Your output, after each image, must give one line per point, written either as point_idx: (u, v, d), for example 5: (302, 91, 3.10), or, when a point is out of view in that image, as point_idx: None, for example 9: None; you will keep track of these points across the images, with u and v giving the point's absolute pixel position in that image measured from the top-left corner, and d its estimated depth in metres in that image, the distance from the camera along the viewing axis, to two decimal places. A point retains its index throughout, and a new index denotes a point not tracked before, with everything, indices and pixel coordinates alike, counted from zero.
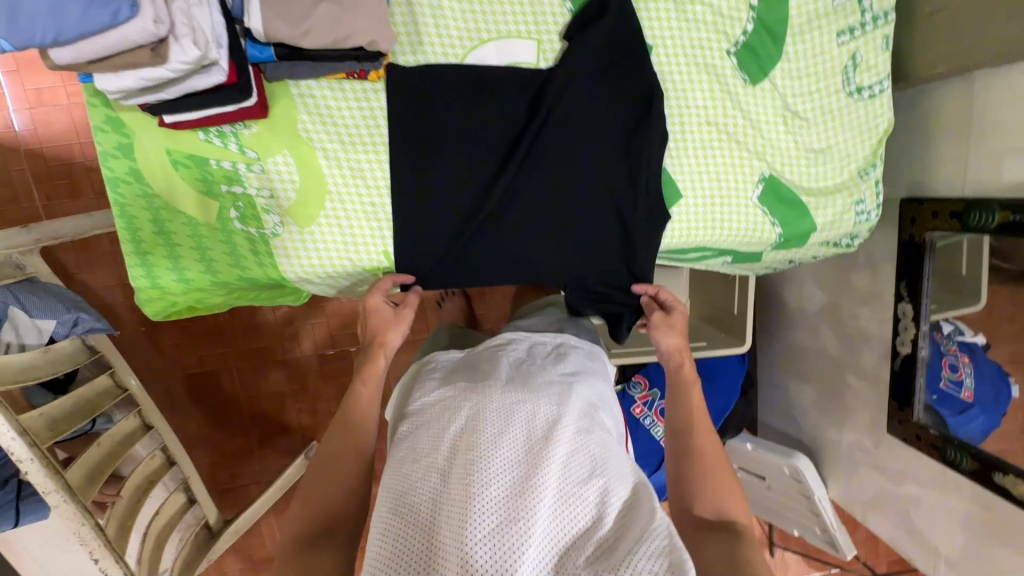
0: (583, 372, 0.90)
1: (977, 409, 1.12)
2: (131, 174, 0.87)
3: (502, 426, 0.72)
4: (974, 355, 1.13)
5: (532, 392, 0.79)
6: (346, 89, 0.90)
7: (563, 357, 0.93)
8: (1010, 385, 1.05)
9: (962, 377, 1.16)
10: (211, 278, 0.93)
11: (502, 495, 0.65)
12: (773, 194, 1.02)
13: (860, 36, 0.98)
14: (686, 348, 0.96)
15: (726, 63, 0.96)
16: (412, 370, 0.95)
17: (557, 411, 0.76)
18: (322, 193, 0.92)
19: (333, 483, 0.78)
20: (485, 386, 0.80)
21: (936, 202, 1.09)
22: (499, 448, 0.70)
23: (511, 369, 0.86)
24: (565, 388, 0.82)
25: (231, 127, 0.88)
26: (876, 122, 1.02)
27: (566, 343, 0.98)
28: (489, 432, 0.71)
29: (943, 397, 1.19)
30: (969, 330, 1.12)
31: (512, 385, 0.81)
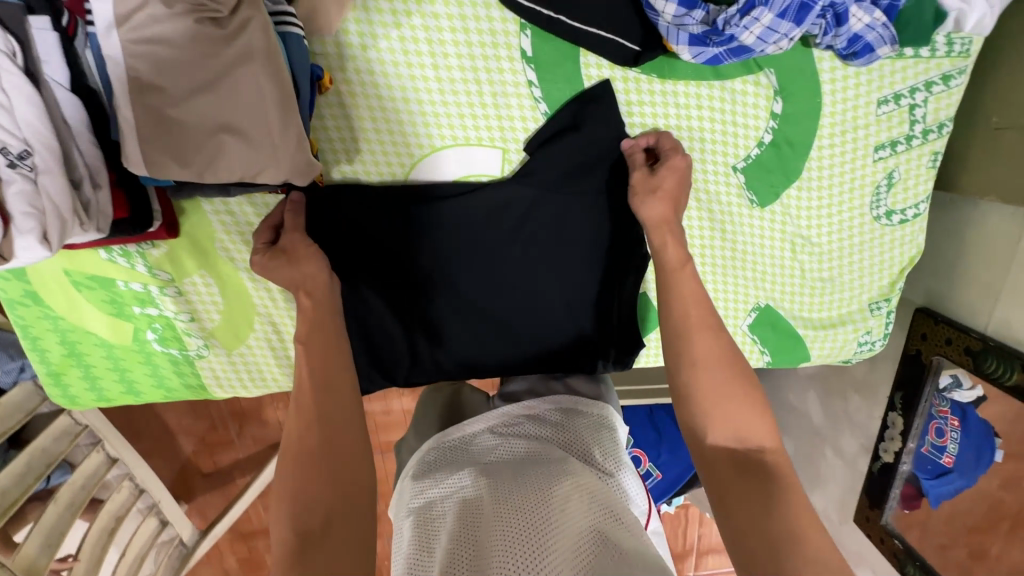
0: (600, 445, 0.72)
1: (956, 474, 1.06)
2: (27, 296, 0.76)
3: (511, 507, 0.59)
4: (964, 419, 1.02)
5: (541, 466, 0.65)
6: (270, 204, 0.76)
7: (567, 424, 0.75)
8: (994, 451, 0.98)
9: (945, 442, 1.06)
10: (133, 395, 0.85)
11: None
12: (766, 324, 0.90)
13: (902, 151, 0.80)
14: (672, 221, 0.72)
15: (731, 180, 0.80)
16: (406, 461, 0.77)
17: (570, 499, 0.60)
18: (250, 315, 0.82)
19: (315, 468, 0.60)
20: (490, 476, 0.65)
21: (953, 328, 0.96)
22: (512, 532, 0.56)
23: (517, 445, 0.71)
24: (581, 469, 0.66)
25: (136, 246, 0.75)
26: (903, 249, 0.86)
27: (573, 405, 0.79)
28: (497, 516, 0.59)
29: (921, 459, 1.11)
30: (967, 381, 0.98)
31: (519, 469, 0.65)
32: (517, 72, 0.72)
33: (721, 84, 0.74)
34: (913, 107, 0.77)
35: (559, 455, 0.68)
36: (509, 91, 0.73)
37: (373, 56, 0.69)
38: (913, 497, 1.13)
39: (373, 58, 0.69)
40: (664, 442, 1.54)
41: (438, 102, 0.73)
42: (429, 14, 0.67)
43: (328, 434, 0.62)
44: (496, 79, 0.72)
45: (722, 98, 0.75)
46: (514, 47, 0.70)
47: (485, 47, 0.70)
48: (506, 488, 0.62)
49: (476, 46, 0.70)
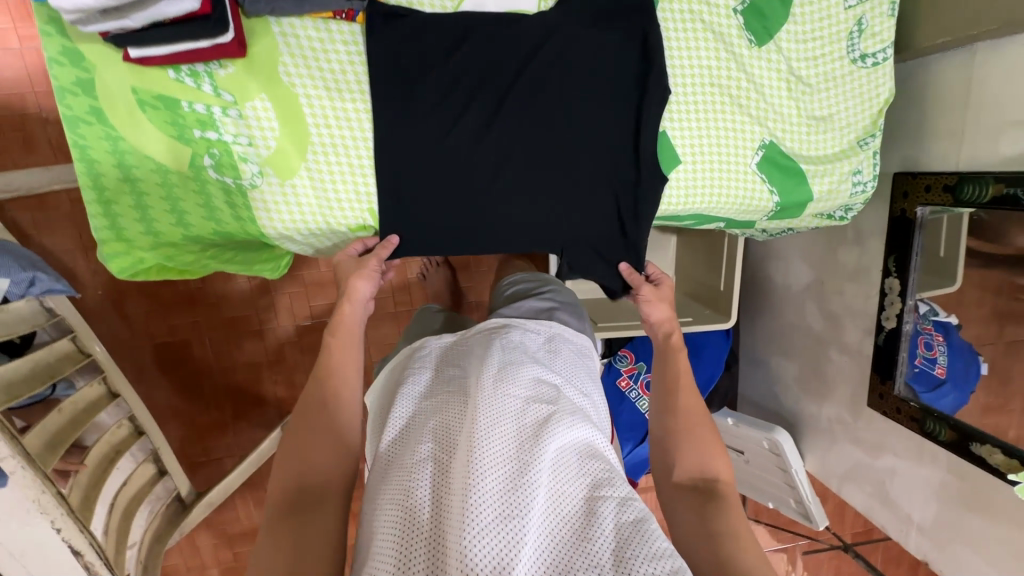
0: (577, 371, 0.88)
1: (947, 386, 1.15)
2: (92, 113, 0.79)
3: (490, 421, 0.70)
4: (947, 335, 1.16)
5: (519, 388, 0.76)
6: (332, 30, 0.84)
7: (551, 350, 0.89)
8: (979, 364, 1.09)
9: (936, 355, 1.18)
10: (183, 228, 0.87)
11: (489, 493, 0.63)
12: (771, 162, 1.00)
13: (867, 0, 0.96)
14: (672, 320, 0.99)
15: (732, 22, 0.93)
16: (405, 355, 0.90)
17: (548, 413, 0.73)
18: (305, 143, 0.86)
19: (312, 434, 0.77)
20: (469, 382, 0.77)
21: (929, 175, 1.09)
22: (490, 441, 0.67)
23: (496, 358, 0.81)
24: (556, 392, 0.78)
25: (204, 66, 0.81)
26: (878, 91, 1.00)
27: (559, 334, 0.93)
28: (475, 426, 0.69)
29: (917, 374, 1.21)
30: (943, 310, 1.15)
31: (497, 384, 0.76)
32: None
33: None
34: None
35: (536, 374, 0.80)
36: None
37: None
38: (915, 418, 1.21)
39: None
40: None
41: None
42: None
43: (326, 414, 0.79)
44: None
45: None
46: None
47: None
48: (475, 404, 0.72)
49: None
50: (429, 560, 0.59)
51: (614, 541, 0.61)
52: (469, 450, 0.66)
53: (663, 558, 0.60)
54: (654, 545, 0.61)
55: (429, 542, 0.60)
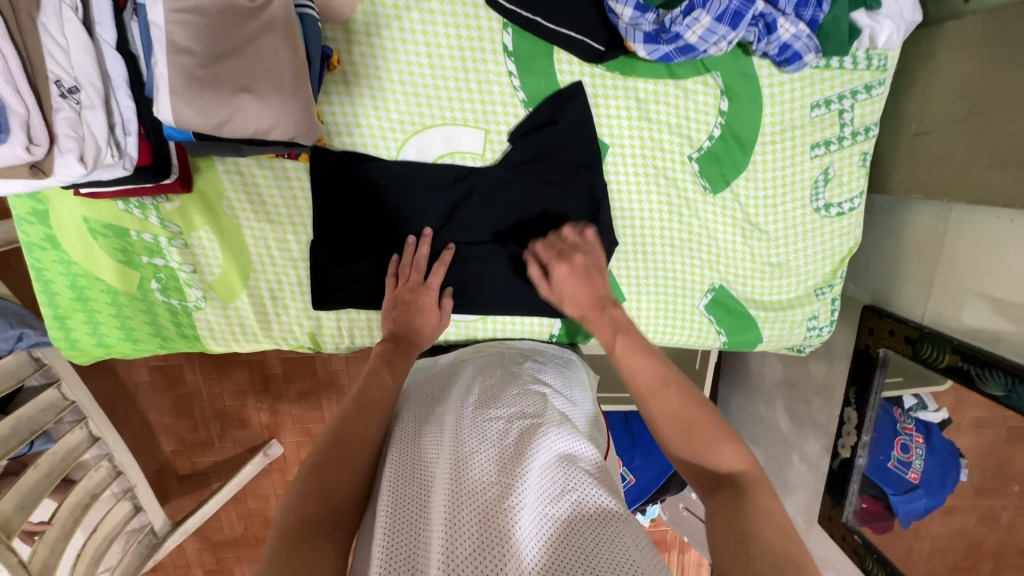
0: (568, 387, 0.85)
1: (921, 491, 1.08)
2: (47, 240, 0.84)
3: (473, 441, 0.66)
4: (929, 436, 1.05)
5: (502, 409, 0.72)
6: (276, 167, 0.85)
7: (537, 371, 0.85)
8: (959, 470, 1.00)
9: (912, 458, 1.09)
10: (131, 343, 0.90)
11: (474, 490, 0.59)
12: (720, 305, 0.98)
13: (836, 150, 0.91)
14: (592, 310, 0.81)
15: (686, 168, 0.91)
16: None
17: (537, 417, 0.71)
18: (247, 270, 0.89)
19: (339, 469, 0.64)
20: (453, 397, 0.76)
21: (894, 319, 1.04)
22: (472, 461, 0.63)
23: (482, 385, 0.79)
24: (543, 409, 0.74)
25: (152, 199, 0.84)
26: (842, 240, 0.96)
27: (542, 351, 0.93)
28: (458, 446, 0.64)
29: (888, 476, 1.13)
30: (932, 406, 1.02)
31: (482, 407, 0.73)
32: (499, 63, 0.83)
33: (676, 82, 0.86)
34: (842, 111, 0.89)
35: (520, 395, 0.76)
36: (492, 79, 0.84)
37: (377, 42, 0.80)
38: (883, 517, 1.14)
39: (376, 45, 0.80)
40: (637, 447, 1.58)
41: (430, 86, 0.83)
42: (426, 9, 0.79)
43: (357, 449, 0.67)
44: (481, 68, 0.83)
45: (678, 95, 0.87)
46: (497, 42, 0.82)
47: (473, 40, 0.82)
48: (459, 425, 0.68)
49: (464, 38, 0.81)
50: None
51: (607, 556, 0.54)
52: (452, 465, 0.62)
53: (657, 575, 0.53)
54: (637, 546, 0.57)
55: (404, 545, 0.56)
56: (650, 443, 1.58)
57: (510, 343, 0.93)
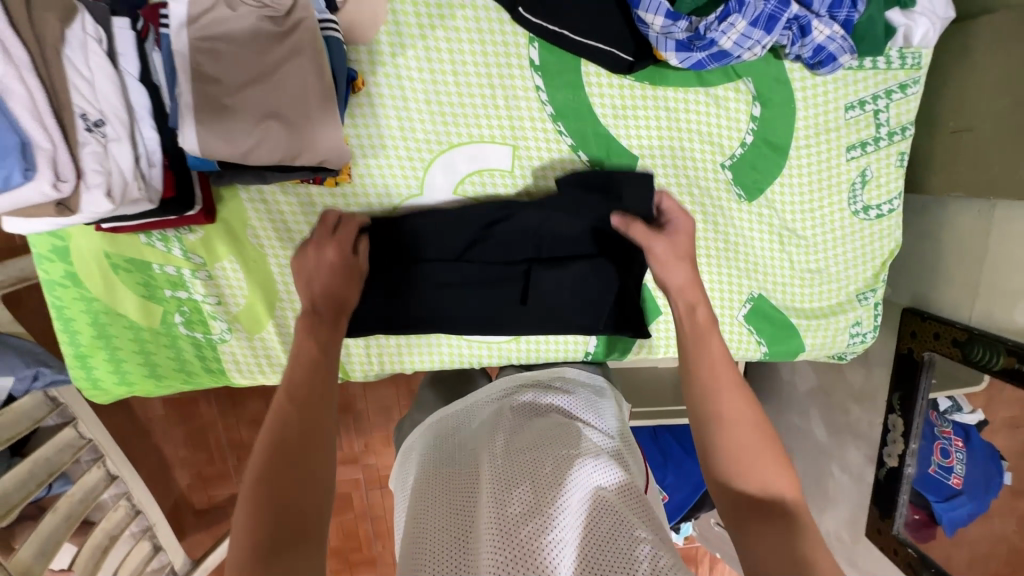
0: (603, 413, 0.80)
1: (964, 497, 1.09)
2: (67, 277, 0.81)
3: (509, 479, 0.61)
4: (969, 439, 1.08)
5: (535, 442, 0.67)
6: (301, 193, 0.83)
7: (568, 390, 0.83)
8: (1004, 475, 1.03)
9: (952, 464, 1.10)
10: (154, 379, 0.88)
11: (515, 524, 0.55)
12: (760, 314, 0.95)
13: (871, 152, 0.89)
14: (696, 286, 0.73)
15: (719, 177, 0.88)
16: (411, 435, 0.82)
17: (571, 433, 0.69)
18: (273, 301, 0.87)
19: (291, 471, 0.56)
20: (487, 430, 0.73)
21: (938, 322, 1.01)
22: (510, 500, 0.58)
23: (514, 419, 0.74)
24: (575, 435, 0.69)
25: (174, 230, 0.82)
26: (882, 242, 0.93)
27: (573, 378, 0.87)
28: (495, 488, 0.60)
29: (929, 483, 1.13)
30: (968, 407, 1.05)
31: (514, 442, 0.68)
32: (526, 78, 0.81)
33: (706, 90, 0.84)
34: (878, 111, 0.87)
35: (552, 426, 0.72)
36: (519, 95, 0.82)
37: (401, 62, 0.79)
38: (925, 525, 1.14)
39: (400, 65, 0.79)
40: (668, 463, 1.53)
41: (456, 104, 0.82)
42: (451, 26, 0.78)
43: (306, 445, 0.58)
44: (508, 84, 0.81)
45: (709, 103, 0.85)
46: (524, 56, 0.80)
47: (499, 56, 0.80)
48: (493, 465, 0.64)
49: (490, 55, 0.80)
50: None
51: None
52: (490, 509, 0.57)
53: None
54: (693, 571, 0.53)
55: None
56: (682, 458, 1.54)
57: (541, 373, 0.89)
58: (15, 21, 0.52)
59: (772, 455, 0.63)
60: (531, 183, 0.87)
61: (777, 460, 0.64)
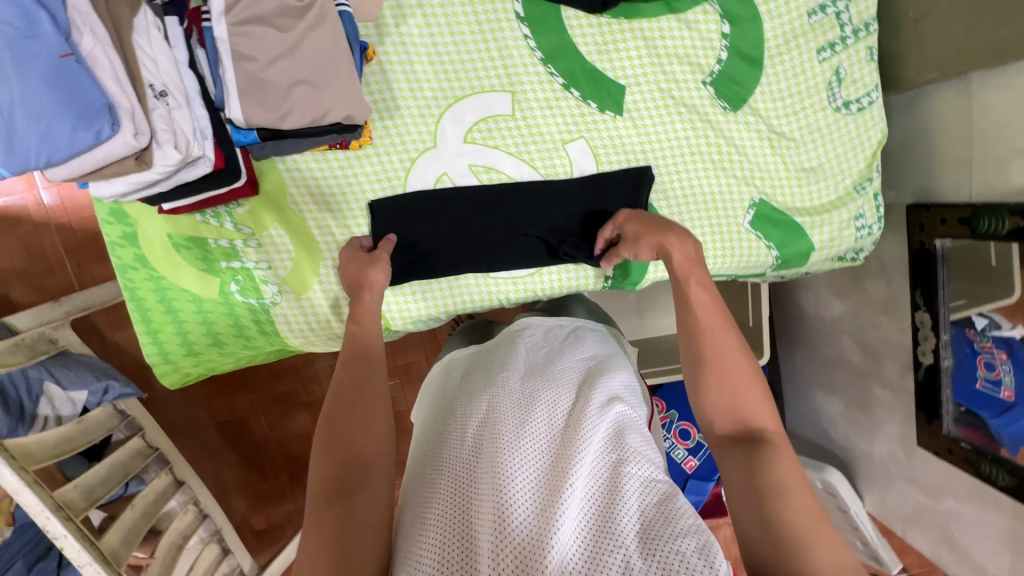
0: (611, 352, 0.84)
1: (1017, 411, 1.03)
2: (138, 260, 0.92)
3: (524, 414, 0.66)
4: (1012, 351, 1.02)
5: (547, 381, 0.72)
6: (331, 159, 0.93)
7: (577, 336, 0.87)
8: None
9: (1000, 376, 1.06)
10: (217, 348, 0.97)
11: (527, 470, 0.60)
12: (764, 218, 1.00)
13: (841, 50, 0.96)
14: (669, 236, 0.77)
15: (703, 94, 0.96)
16: (430, 373, 0.90)
17: (582, 377, 0.74)
18: (316, 261, 0.96)
19: (351, 412, 0.68)
20: (500, 365, 0.77)
21: (942, 208, 1.05)
22: (524, 435, 0.63)
23: (525, 357, 0.79)
24: (587, 378, 0.74)
25: (225, 207, 0.93)
26: (869, 134, 0.99)
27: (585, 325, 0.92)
28: (511, 420, 0.65)
29: (978, 399, 1.10)
30: (1006, 322, 1.01)
31: (526, 378, 0.73)
32: (515, 29, 0.92)
33: (678, 16, 0.93)
34: (839, 12, 0.95)
35: (564, 365, 0.76)
36: (511, 44, 0.92)
37: (405, 31, 0.90)
38: (987, 446, 1.08)
39: (404, 34, 0.90)
40: None
41: (456, 61, 0.92)
42: None
43: (360, 390, 0.70)
44: (500, 36, 0.92)
45: (681, 28, 0.94)
46: (510, 11, 0.91)
47: (488, 13, 0.91)
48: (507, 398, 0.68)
49: (481, 13, 0.91)
50: (459, 558, 0.55)
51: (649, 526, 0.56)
52: (506, 440, 0.62)
53: (690, 534, 0.55)
54: (693, 516, 0.58)
55: (457, 524, 0.57)
56: None
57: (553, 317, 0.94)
58: (96, 9, 0.65)
59: (753, 384, 0.65)
60: (533, 123, 0.96)
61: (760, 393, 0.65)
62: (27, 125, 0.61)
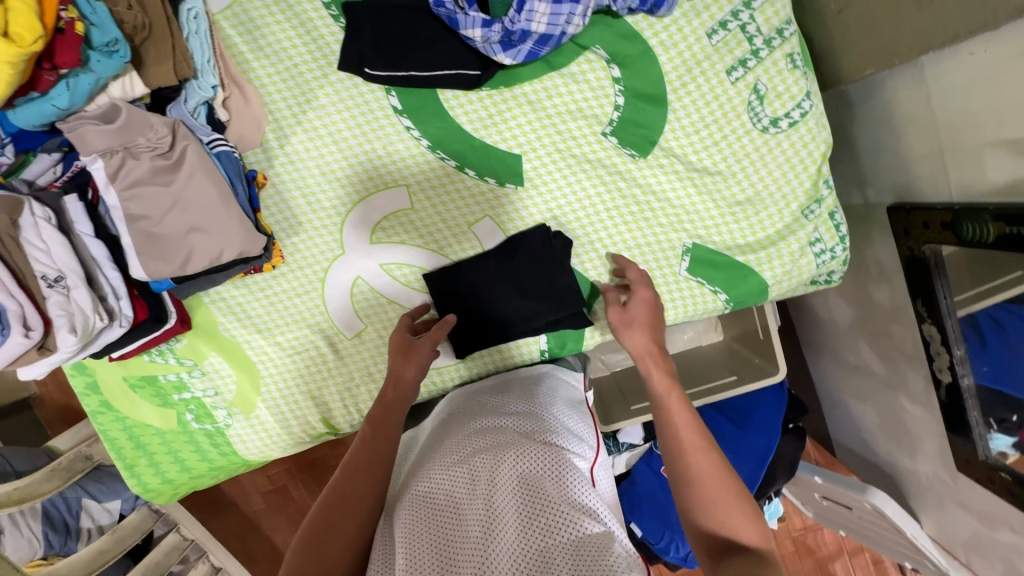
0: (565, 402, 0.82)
1: None
2: (103, 404, 1.00)
3: (456, 480, 0.65)
4: None
5: (486, 436, 0.70)
6: (251, 284, 0.96)
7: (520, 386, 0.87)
8: None
9: None
10: (187, 472, 1.03)
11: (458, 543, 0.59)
12: (705, 263, 0.90)
13: (755, 65, 0.85)
14: (654, 348, 0.78)
15: (605, 146, 0.89)
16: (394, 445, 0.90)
17: (521, 426, 0.72)
18: (257, 380, 0.99)
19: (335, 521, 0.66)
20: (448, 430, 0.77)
21: (922, 211, 0.89)
22: (455, 505, 0.62)
23: (473, 416, 0.78)
24: (527, 428, 0.71)
25: (166, 344, 0.98)
26: (809, 148, 0.87)
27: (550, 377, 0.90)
28: (446, 490, 0.64)
29: None
30: None
31: (467, 438, 0.72)
32: (395, 122, 0.89)
33: (560, 71, 0.86)
34: (744, 25, 0.84)
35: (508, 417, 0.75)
36: (394, 138, 0.90)
37: (290, 150, 0.91)
38: None
39: (290, 153, 0.91)
40: (723, 441, 1.42)
41: (347, 167, 0.91)
42: (319, 106, 0.89)
43: (353, 494, 0.68)
44: (381, 134, 0.90)
45: (567, 82, 0.87)
46: (386, 106, 0.88)
47: (365, 114, 0.89)
48: (445, 464, 0.68)
49: (358, 115, 0.89)
50: None
51: None
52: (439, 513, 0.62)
53: None
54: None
55: None
56: (735, 433, 1.42)
57: (509, 372, 0.94)
58: None
59: (739, 496, 0.64)
60: (433, 211, 0.93)
61: (747, 505, 0.64)
62: None
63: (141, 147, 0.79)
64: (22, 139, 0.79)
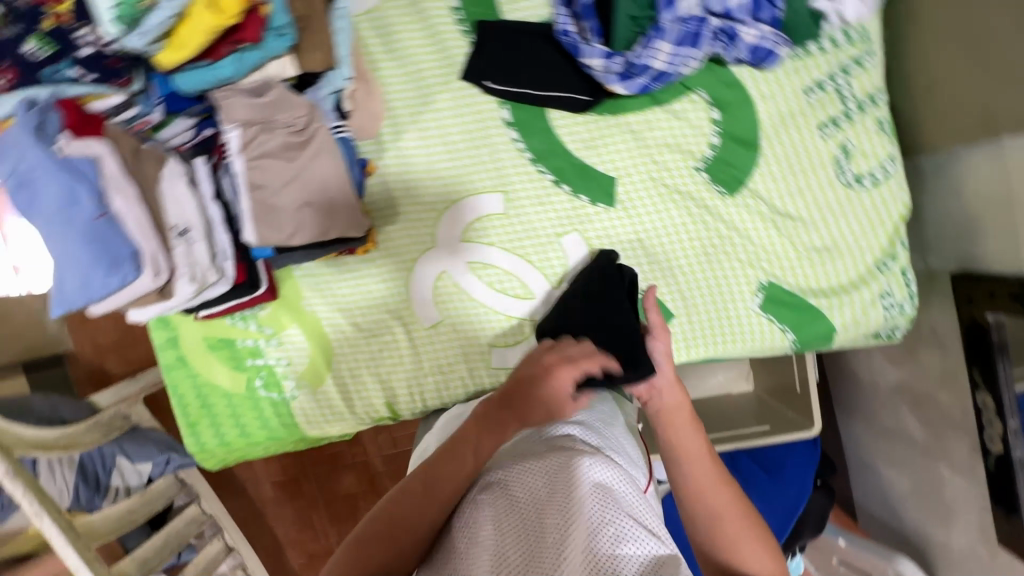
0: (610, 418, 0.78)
1: None
2: (178, 360, 1.04)
3: (508, 493, 0.60)
4: None
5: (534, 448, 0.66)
6: (341, 264, 1.01)
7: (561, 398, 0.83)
8: None
9: None
10: (245, 438, 1.06)
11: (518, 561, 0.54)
12: (776, 302, 0.95)
13: (846, 125, 0.91)
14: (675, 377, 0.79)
15: (696, 180, 0.94)
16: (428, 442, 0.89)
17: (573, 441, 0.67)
18: (330, 357, 1.03)
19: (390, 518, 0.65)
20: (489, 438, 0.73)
21: (989, 280, 0.93)
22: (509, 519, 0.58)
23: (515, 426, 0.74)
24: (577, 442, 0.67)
25: (250, 310, 1.02)
26: (889, 208, 0.92)
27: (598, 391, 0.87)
28: (499, 505, 0.60)
29: None
30: None
31: (513, 449, 0.67)
32: (504, 133, 0.96)
33: (664, 107, 0.93)
34: (840, 88, 0.91)
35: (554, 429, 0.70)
36: (500, 148, 0.97)
37: (401, 146, 0.98)
38: None
39: (400, 149, 0.98)
40: (753, 488, 1.42)
41: (450, 168, 0.98)
42: (436, 110, 0.96)
43: (423, 498, 0.65)
44: (489, 143, 0.97)
45: (668, 118, 0.94)
46: (498, 118, 0.96)
47: (477, 123, 0.96)
48: (494, 477, 0.63)
49: (470, 123, 0.96)
50: None
51: None
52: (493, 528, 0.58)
53: None
54: None
55: None
56: (767, 481, 1.42)
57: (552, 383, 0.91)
58: (128, 170, 0.77)
59: (755, 533, 0.68)
60: (524, 219, 0.98)
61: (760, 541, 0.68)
62: (72, 274, 0.72)
63: (278, 124, 0.86)
64: (172, 101, 0.86)
